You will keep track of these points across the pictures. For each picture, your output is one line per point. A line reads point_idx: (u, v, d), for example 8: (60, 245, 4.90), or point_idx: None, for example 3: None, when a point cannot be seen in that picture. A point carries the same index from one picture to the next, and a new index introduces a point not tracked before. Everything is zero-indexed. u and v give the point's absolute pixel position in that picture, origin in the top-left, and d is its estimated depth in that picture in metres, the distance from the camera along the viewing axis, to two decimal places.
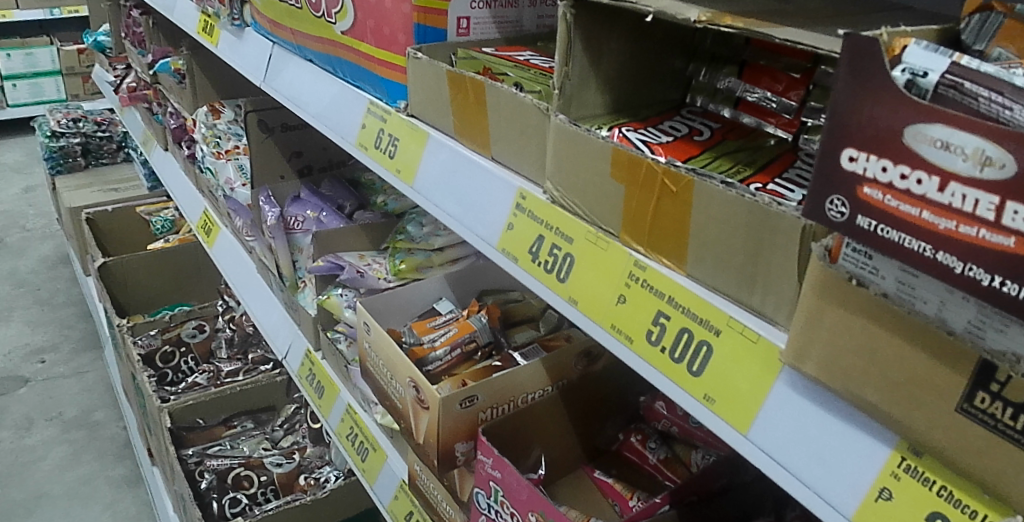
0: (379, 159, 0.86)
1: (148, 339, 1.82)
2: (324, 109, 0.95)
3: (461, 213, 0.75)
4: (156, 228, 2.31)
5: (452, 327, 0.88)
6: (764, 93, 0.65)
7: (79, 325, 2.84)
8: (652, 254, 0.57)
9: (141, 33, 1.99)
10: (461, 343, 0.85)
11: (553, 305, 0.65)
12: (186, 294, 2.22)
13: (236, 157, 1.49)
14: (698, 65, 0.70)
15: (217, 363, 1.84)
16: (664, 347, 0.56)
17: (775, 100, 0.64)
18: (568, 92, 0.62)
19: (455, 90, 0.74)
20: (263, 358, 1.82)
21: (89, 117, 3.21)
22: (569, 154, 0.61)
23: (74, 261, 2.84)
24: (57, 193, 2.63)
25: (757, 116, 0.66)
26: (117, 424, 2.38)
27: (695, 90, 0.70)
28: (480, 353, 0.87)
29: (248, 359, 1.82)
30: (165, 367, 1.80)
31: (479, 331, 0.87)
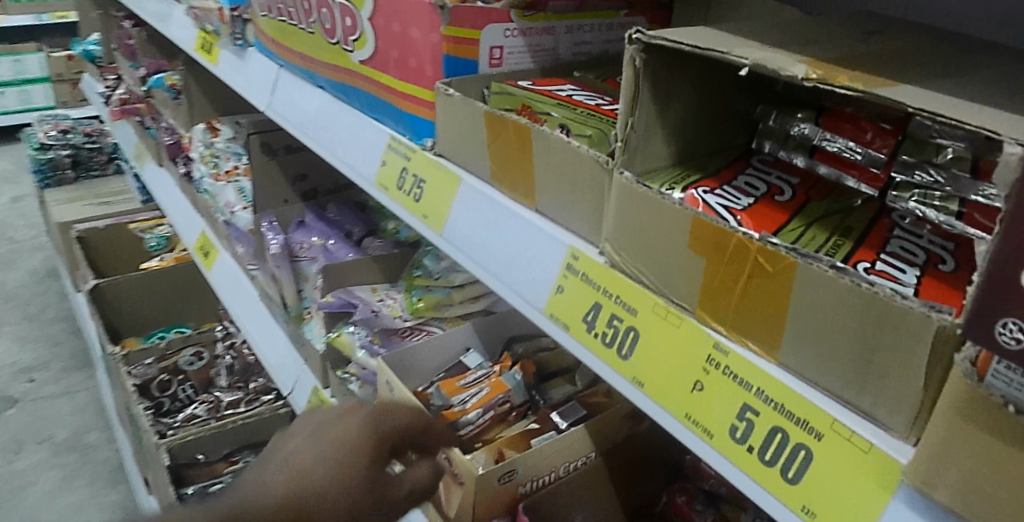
0: (401, 202, 0.75)
1: (143, 369, 1.78)
2: (337, 142, 0.84)
3: (501, 269, 0.66)
4: (150, 246, 2.23)
5: (485, 385, 0.82)
6: (846, 143, 0.56)
7: (69, 342, 2.75)
8: (734, 337, 0.51)
9: (134, 46, 1.90)
10: (497, 404, 0.80)
11: (612, 383, 0.57)
12: (182, 315, 2.14)
13: (235, 179, 1.37)
14: (766, 106, 0.62)
15: (217, 393, 1.76)
16: (752, 446, 0.49)
17: (860, 151, 0.56)
18: (634, 145, 0.54)
19: (491, 134, 0.65)
20: (265, 388, 1.75)
21: (78, 126, 3.11)
22: (636, 216, 0.54)
23: (65, 277, 2.75)
24: (46, 207, 2.54)
25: (838, 167, 0.58)
26: (110, 447, 2.29)
27: (763, 135, 0.63)
28: (515, 414, 0.81)
29: (249, 387, 1.77)
30: (161, 397, 1.73)
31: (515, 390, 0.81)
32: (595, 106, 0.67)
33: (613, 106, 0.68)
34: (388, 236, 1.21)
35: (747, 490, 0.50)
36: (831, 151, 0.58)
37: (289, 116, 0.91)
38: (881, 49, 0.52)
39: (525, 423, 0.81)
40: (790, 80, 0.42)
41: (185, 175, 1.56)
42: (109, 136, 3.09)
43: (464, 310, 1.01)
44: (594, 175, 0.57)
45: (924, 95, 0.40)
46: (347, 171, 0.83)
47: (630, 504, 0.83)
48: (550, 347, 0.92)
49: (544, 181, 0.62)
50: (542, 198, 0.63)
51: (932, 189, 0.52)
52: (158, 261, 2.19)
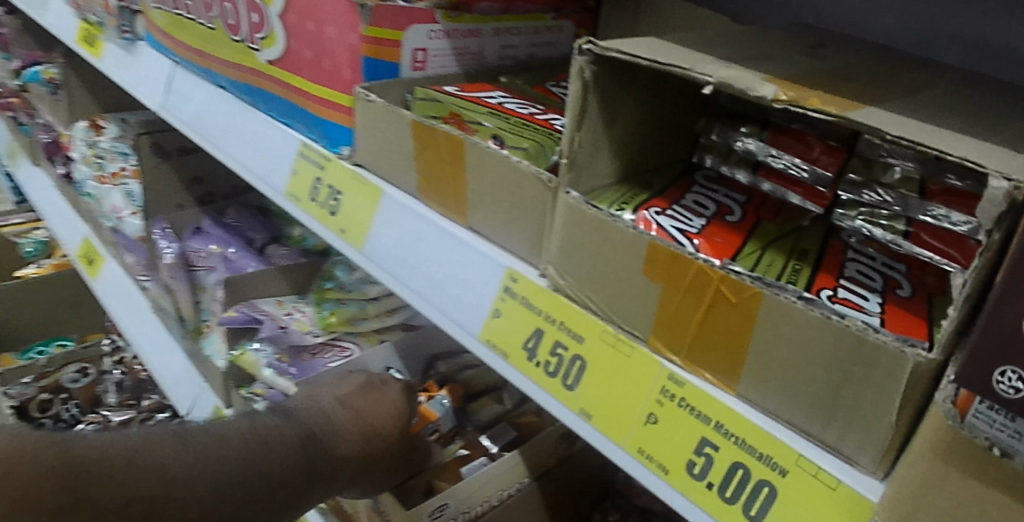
0: (314, 214, 0.67)
1: (20, 388, 1.61)
2: (240, 148, 0.76)
3: (431, 291, 0.60)
4: (26, 251, 2.02)
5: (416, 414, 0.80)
6: (791, 160, 0.55)
7: None
8: (690, 367, 0.48)
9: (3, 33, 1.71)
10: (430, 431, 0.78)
11: (556, 415, 0.53)
12: (65, 325, 1.97)
13: (123, 182, 1.24)
14: (709, 120, 0.60)
15: (105, 412, 1.55)
16: (711, 482, 0.46)
17: (806, 168, 0.55)
18: (581, 162, 0.51)
19: (420, 143, 0.59)
20: (161, 406, 1.54)
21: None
22: (584, 239, 0.50)
23: None
24: None
25: (780, 184, 0.57)
26: None
27: (704, 148, 0.61)
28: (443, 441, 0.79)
29: (141, 406, 1.57)
30: (42, 418, 1.56)
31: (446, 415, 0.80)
32: (528, 115, 0.63)
33: (547, 115, 0.65)
34: (293, 244, 1.06)
35: None
36: (777, 168, 0.56)
37: (188, 120, 0.82)
38: (829, 68, 0.51)
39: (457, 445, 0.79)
40: (759, 101, 0.41)
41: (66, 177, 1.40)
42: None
43: (380, 324, 0.90)
44: (535, 193, 0.53)
45: (910, 124, 0.39)
46: (253, 180, 0.74)
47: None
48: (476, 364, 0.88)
49: (479, 197, 0.57)
50: (476, 214, 0.58)
51: (880, 208, 0.52)
52: (37, 269, 1.98)
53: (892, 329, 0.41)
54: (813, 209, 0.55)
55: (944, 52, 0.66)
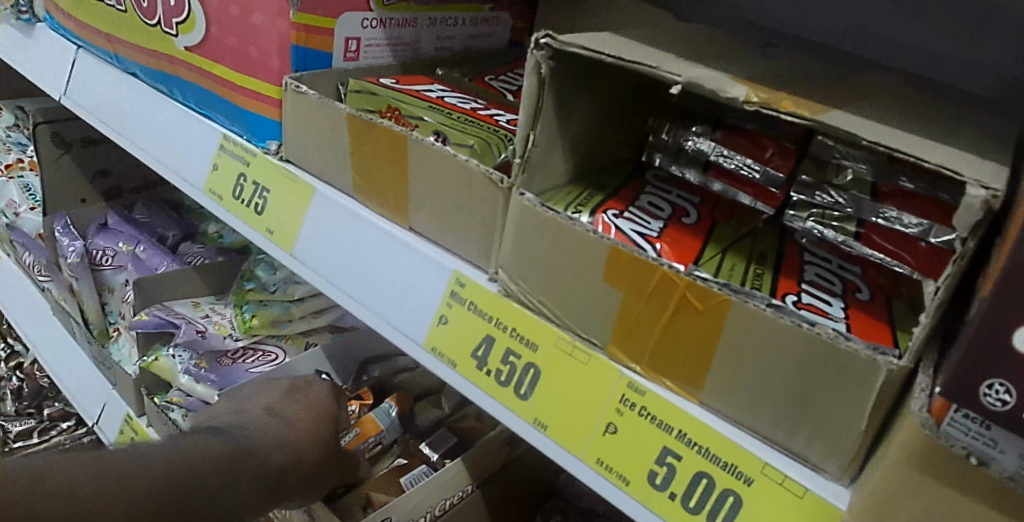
0: (238, 213, 0.62)
1: None
2: (152, 140, 0.69)
3: (369, 296, 0.55)
4: None
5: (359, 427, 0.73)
6: (742, 161, 0.55)
7: None
8: (651, 375, 0.47)
9: None
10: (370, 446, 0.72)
11: (509, 425, 0.51)
12: None
13: (19, 175, 1.06)
14: (660, 119, 0.60)
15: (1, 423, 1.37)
16: (674, 493, 0.45)
17: (758, 169, 0.54)
18: (534, 161, 0.49)
19: (357, 138, 0.55)
20: (65, 413, 1.38)
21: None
22: (540, 244, 0.48)
23: None
24: None
25: (730, 183, 0.57)
26: None
27: (653, 147, 0.60)
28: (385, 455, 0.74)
29: (42, 414, 1.39)
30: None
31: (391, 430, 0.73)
32: (470, 110, 0.60)
33: (491, 110, 0.62)
34: (209, 241, 0.98)
35: None
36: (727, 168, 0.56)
37: (94, 110, 0.75)
38: (785, 72, 0.51)
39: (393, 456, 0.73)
40: (730, 103, 0.41)
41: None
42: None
43: (306, 326, 0.84)
44: (486, 194, 0.50)
45: (879, 130, 0.40)
46: (168, 177, 0.68)
47: None
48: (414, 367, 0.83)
49: (422, 197, 0.53)
50: (418, 215, 0.54)
51: (831, 210, 0.52)
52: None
53: (850, 331, 0.43)
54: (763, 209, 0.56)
55: (881, 54, 0.67)
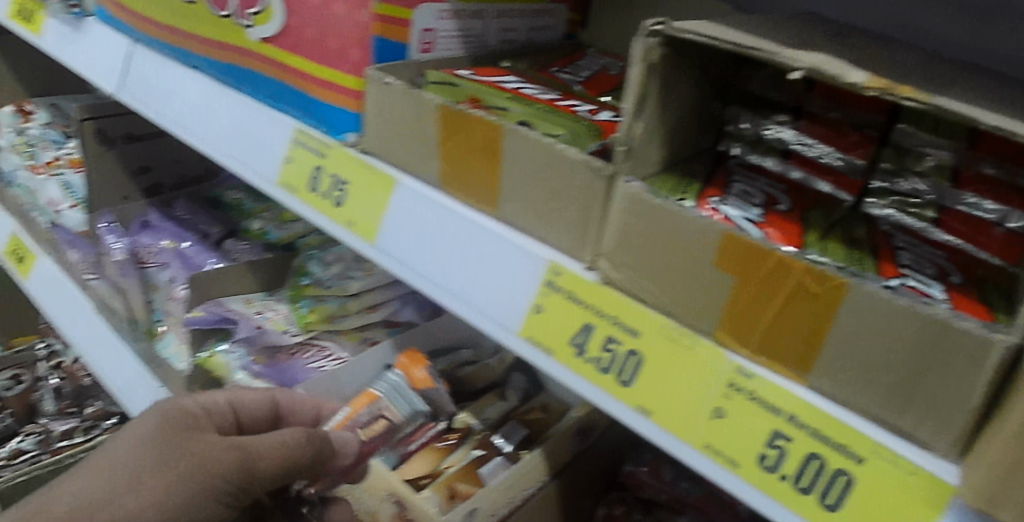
0: (318, 207, 0.62)
1: None
2: (216, 132, 0.70)
3: (462, 287, 0.56)
4: None
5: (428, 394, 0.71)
6: (826, 150, 0.58)
7: None
8: (759, 359, 0.48)
9: None
10: (361, 427, 0.67)
11: (611, 412, 0.51)
12: None
13: (57, 170, 1.11)
14: (736, 108, 0.62)
15: (44, 422, 1.37)
16: (785, 474, 0.46)
17: (840, 158, 0.58)
18: (635, 149, 0.50)
19: (447, 129, 0.55)
20: (107, 412, 1.37)
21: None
22: (647, 231, 0.49)
23: None
24: None
25: (807, 171, 0.58)
26: None
27: (731, 137, 0.61)
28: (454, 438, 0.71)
29: (85, 414, 1.38)
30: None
31: (394, 408, 0.68)
32: (549, 101, 0.61)
33: (567, 101, 0.63)
34: (253, 239, 0.97)
35: (778, 518, 0.47)
36: (809, 157, 0.58)
37: (155, 104, 0.75)
38: (869, 60, 0.52)
39: (466, 447, 0.70)
40: (848, 87, 0.42)
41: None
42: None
43: (361, 322, 0.84)
44: (586, 183, 0.50)
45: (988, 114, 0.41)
46: (235, 169, 0.68)
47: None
48: (475, 359, 0.80)
49: (514, 185, 0.54)
50: (508, 204, 0.55)
51: (911, 197, 0.55)
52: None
53: (954, 305, 0.45)
54: (844, 198, 0.57)
55: (946, 46, 0.68)
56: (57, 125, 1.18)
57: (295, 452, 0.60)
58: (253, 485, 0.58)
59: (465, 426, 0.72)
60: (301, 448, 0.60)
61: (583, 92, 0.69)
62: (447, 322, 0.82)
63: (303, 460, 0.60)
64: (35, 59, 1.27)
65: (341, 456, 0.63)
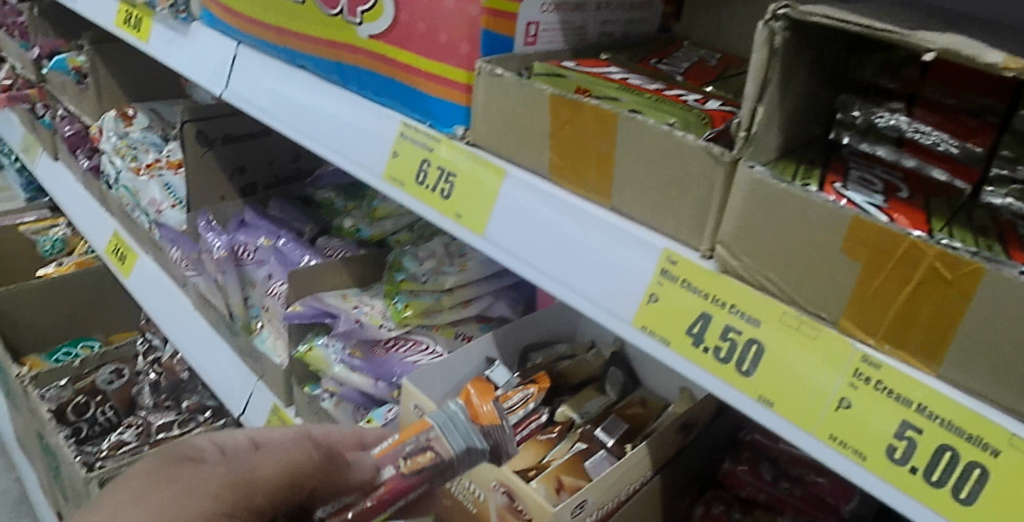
0: (426, 200, 0.64)
1: (55, 392, 1.42)
2: (326, 129, 0.72)
3: (571, 276, 0.56)
4: (44, 250, 1.84)
5: (529, 389, 0.73)
6: (941, 137, 0.56)
7: None
8: (886, 347, 0.46)
9: (23, 24, 1.63)
10: (405, 458, 0.57)
11: (730, 402, 0.51)
12: (90, 327, 1.76)
13: (159, 173, 1.17)
14: (848, 95, 0.60)
15: (143, 415, 1.43)
16: (915, 466, 0.44)
17: (956, 145, 0.56)
18: (758, 136, 0.49)
19: (559, 120, 0.56)
20: (202, 407, 1.42)
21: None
22: (770, 217, 0.48)
23: None
24: None
25: (923, 158, 0.56)
26: (7, 477, 1.93)
27: (841, 126, 0.59)
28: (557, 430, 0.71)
29: (181, 407, 1.43)
30: (79, 423, 1.37)
31: (445, 440, 0.56)
32: (656, 90, 0.61)
33: (673, 90, 0.63)
34: (346, 236, 0.99)
35: (907, 512, 0.45)
36: (923, 144, 0.57)
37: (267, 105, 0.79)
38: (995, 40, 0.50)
39: (569, 439, 0.70)
40: (987, 69, 0.40)
41: (91, 168, 1.37)
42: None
43: (455, 316, 0.86)
44: (704, 169, 0.50)
45: None
46: (343, 165, 0.71)
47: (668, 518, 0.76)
48: (572, 353, 0.81)
49: (630, 172, 0.54)
50: (623, 193, 0.55)
51: None
52: (55, 266, 1.77)
53: None
54: (961, 186, 0.54)
55: None
56: (157, 130, 1.27)
57: (294, 461, 0.58)
58: (253, 501, 0.56)
59: (566, 419, 0.72)
60: (300, 457, 0.59)
61: (684, 82, 0.69)
62: (544, 318, 0.85)
63: (304, 470, 0.58)
64: (137, 63, 1.33)
65: (356, 471, 0.58)
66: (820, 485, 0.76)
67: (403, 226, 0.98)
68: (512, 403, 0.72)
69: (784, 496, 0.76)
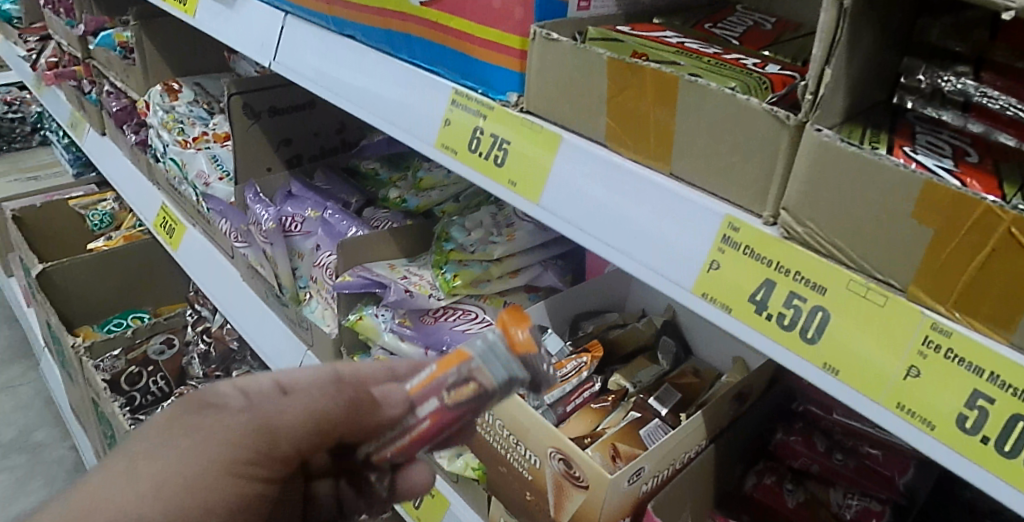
0: (482, 168, 0.64)
1: (110, 361, 1.45)
2: (378, 97, 0.73)
3: (629, 243, 0.55)
4: (93, 223, 1.88)
5: (582, 359, 0.74)
6: (1009, 100, 0.52)
7: (4, 331, 2.39)
8: (956, 315, 0.44)
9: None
10: (445, 392, 0.54)
11: (794, 370, 0.49)
12: (140, 298, 1.80)
13: (205, 146, 1.21)
14: (912, 58, 0.57)
15: (193, 384, 1.50)
16: (988, 437, 0.42)
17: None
18: (826, 100, 0.47)
19: (616, 83, 0.55)
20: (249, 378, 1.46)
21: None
22: (839, 183, 0.46)
23: None
24: None
25: (989, 123, 0.53)
26: (63, 443, 2.00)
27: (905, 90, 0.56)
28: (611, 400, 0.72)
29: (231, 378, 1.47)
30: (134, 392, 1.45)
31: (485, 370, 0.53)
32: (714, 54, 0.60)
33: (731, 54, 0.61)
34: (392, 206, 1.00)
35: (980, 483, 0.43)
36: (991, 108, 0.53)
37: (316, 76, 0.80)
38: None
39: (622, 409, 0.71)
40: None
41: (139, 144, 1.40)
42: (31, 105, 2.48)
43: (504, 286, 0.87)
44: (767, 133, 0.49)
45: None
46: (397, 134, 0.72)
47: (719, 489, 0.76)
48: (622, 322, 0.83)
49: (691, 138, 0.53)
50: (683, 159, 0.54)
51: None
52: (105, 240, 1.81)
53: None
54: None
55: None
56: (202, 103, 1.30)
57: (320, 406, 0.58)
58: (279, 447, 0.57)
59: (619, 388, 0.74)
60: (326, 401, 0.58)
61: (742, 46, 0.66)
62: (592, 288, 0.86)
63: (330, 414, 0.58)
64: (181, 37, 1.34)
65: (385, 407, 0.58)
66: (874, 457, 0.76)
67: (449, 196, 1.00)
68: (566, 372, 0.73)
69: (837, 467, 0.76)
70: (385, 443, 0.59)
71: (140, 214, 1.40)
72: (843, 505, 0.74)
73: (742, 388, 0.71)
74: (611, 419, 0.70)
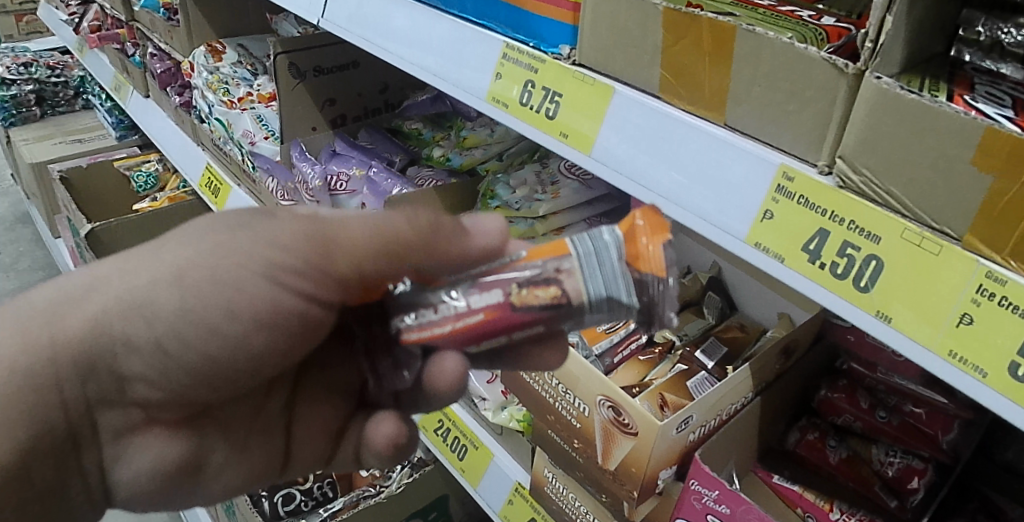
0: (532, 121, 0.65)
1: None
2: (428, 51, 0.75)
3: (683, 194, 0.55)
4: (138, 185, 1.91)
5: None
6: None
7: None
8: (1012, 265, 0.42)
9: None
10: (519, 287, 0.52)
11: (846, 319, 0.48)
12: None
13: (251, 107, 1.26)
14: (972, 10, 0.53)
15: None
16: None
17: None
18: (885, 49, 0.46)
19: (670, 35, 0.56)
20: None
21: (21, 56, 2.58)
22: (897, 130, 0.45)
23: (42, 225, 2.53)
24: (13, 145, 2.29)
25: None
26: None
27: (963, 41, 0.53)
28: (658, 350, 0.76)
29: None
30: None
31: (581, 279, 0.50)
32: (770, 6, 0.60)
33: (785, 7, 0.61)
34: (437, 165, 1.08)
35: None
36: None
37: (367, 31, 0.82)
38: None
39: (669, 360, 0.75)
40: None
41: (184, 105, 1.44)
42: (74, 70, 2.55)
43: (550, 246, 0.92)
44: (824, 83, 0.48)
45: None
46: (445, 89, 0.74)
47: (763, 443, 0.78)
48: None
49: (745, 87, 0.52)
50: (738, 109, 0.53)
51: None
52: (149, 201, 1.85)
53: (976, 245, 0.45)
54: None
55: None
56: (245, 64, 1.33)
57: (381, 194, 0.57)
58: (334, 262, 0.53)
59: (665, 341, 0.77)
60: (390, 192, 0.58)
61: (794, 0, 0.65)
62: None
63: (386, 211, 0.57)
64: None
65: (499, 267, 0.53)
66: (917, 416, 0.77)
67: (492, 155, 1.06)
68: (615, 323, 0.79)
69: (883, 424, 0.77)
70: (428, 320, 0.54)
71: (186, 175, 1.44)
72: (884, 462, 0.75)
73: (790, 342, 0.71)
74: (662, 370, 0.73)
